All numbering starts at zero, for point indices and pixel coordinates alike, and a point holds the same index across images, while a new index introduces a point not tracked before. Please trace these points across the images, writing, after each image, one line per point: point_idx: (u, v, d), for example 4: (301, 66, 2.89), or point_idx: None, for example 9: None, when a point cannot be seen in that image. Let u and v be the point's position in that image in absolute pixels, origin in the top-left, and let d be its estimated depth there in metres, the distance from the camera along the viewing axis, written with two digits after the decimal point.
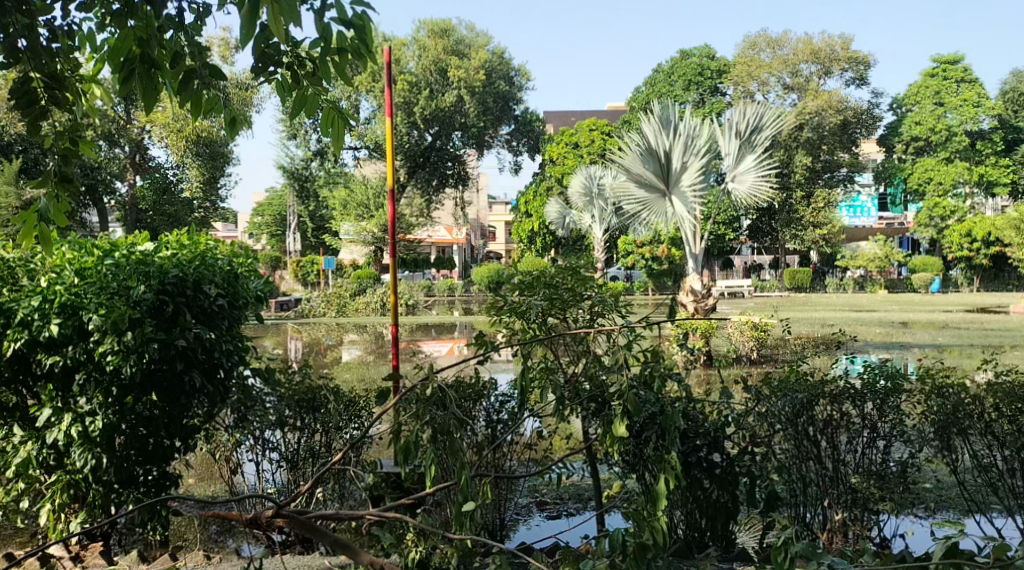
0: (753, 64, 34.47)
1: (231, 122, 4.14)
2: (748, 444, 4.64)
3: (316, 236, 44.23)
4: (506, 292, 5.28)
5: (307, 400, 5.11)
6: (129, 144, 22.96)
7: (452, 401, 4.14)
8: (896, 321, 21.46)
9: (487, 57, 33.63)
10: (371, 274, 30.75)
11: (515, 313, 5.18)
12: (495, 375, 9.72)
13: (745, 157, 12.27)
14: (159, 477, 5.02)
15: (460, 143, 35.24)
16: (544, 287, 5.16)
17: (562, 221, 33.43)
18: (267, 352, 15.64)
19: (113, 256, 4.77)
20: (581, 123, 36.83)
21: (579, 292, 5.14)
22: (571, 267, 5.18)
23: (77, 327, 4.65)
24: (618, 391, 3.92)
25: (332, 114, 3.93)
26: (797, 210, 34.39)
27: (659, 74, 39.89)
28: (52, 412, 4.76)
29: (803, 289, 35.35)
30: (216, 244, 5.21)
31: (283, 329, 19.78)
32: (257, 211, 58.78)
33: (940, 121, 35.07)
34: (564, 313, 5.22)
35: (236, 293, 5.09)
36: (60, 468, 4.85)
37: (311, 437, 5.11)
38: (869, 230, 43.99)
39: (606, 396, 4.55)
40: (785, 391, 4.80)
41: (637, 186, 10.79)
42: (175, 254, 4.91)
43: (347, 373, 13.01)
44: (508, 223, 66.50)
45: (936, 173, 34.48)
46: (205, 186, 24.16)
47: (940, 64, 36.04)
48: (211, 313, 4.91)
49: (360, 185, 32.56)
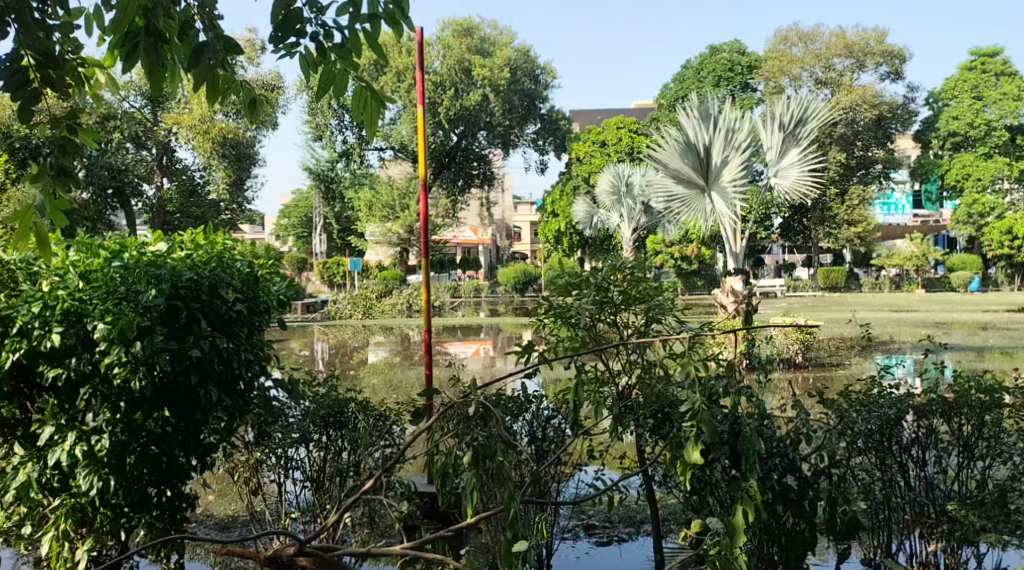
0: (785, 60, 33.70)
1: (249, 102, 3.74)
2: (827, 465, 4.19)
3: (342, 237, 44.00)
4: (551, 294, 4.79)
5: (334, 416, 4.67)
6: (156, 145, 22.61)
7: (498, 420, 3.67)
8: (936, 322, 20.78)
9: (512, 55, 33.20)
10: (397, 276, 30.34)
11: (561, 318, 4.69)
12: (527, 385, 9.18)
13: (789, 150, 11.75)
14: (173, 498, 4.58)
15: (485, 143, 34.79)
16: (594, 287, 4.66)
17: (589, 220, 32.51)
18: (294, 355, 15.25)
19: (122, 256, 4.33)
20: (608, 122, 36.18)
21: (633, 295, 4.64)
22: (623, 269, 4.66)
23: (81, 336, 4.26)
24: (689, 410, 3.45)
25: (365, 95, 3.50)
26: (831, 208, 33.84)
27: (688, 70, 39.33)
28: (55, 430, 4.32)
29: (838, 289, 34.63)
30: (235, 243, 4.74)
31: (309, 332, 19.37)
32: (284, 213, 58.58)
33: (979, 116, 34.32)
34: (615, 318, 4.72)
35: (256, 297, 4.63)
36: (65, 491, 4.41)
37: (338, 454, 4.67)
38: (903, 228, 43.21)
39: (667, 409, 4.09)
40: (869, 406, 4.39)
41: (676, 183, 10.26)
42: (189, 255, 4.47)
43: (374, 376, 12.57)
44: (533, 223, 66.01)
45: (974, 169, 33.73)
46: (232, 188, 23.70)
47: (978, 57, 35.24)
48: (228, 320, 4.46)
49: (385, 186, 32.14)
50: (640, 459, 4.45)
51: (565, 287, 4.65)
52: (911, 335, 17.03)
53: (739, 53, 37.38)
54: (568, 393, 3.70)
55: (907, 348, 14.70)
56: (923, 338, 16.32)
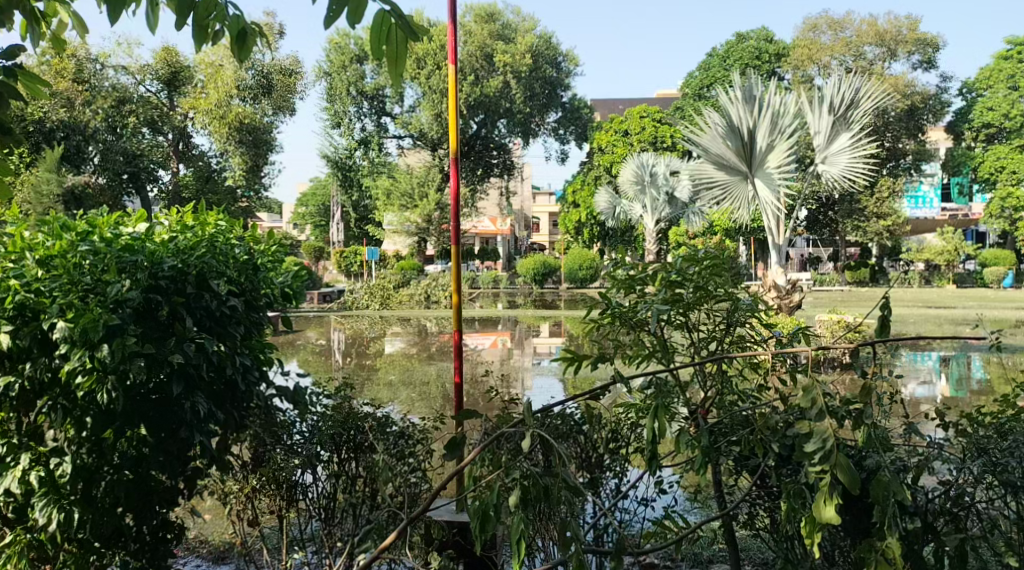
0: (813, 48, 32.64)
1: (238, 37, 3.13)
2: (959, 507, 3.45)
3: (358, 226, 43.26)
4: (610, 291, 3.93)
5: (352, 437, 3.85)
6: (173, 131, 21.70)
7: (557, 457, 2.86)
8: (976, 319, 19.83)
9: (535, 41, 32.34)
10: (414, 266, 29.54)
11: (624, 320, 3.88)
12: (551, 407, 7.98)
13: (839, 135, 10.95)
14: (156, 531, 3.81)
15: (506, 131, 33.84)
16: (664, 284, 3.80)
17: (611, 210, 31.08)
18: (309, 346, 14.55)
19: (92, 238, 3.56)
20: (632, 110, 35.19)
21: (709, 292, 3.78)
22: (697, 267, 3.77)
23: (38, 337, 3.50)
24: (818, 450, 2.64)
25: (388, 24, 2.91)
26: (859, 201, 32.85)
27: (713, 58, 38.37)
28: (7, 450, 3.59)
29: (866, 284, 33.68)
30: (230, 225, 3.93)
31: (326, 322, 18.67)
32: (303, 202, 57.84)
33: (1015, 107, 33.07)
34: (689, 317, 3.88)
35: (254, 291, 3.85)
36: (20, 524, 3.65)
37: (352, 484, 3.85)
38: (932, 222, 42.14)
39: (765, 437, 3.28)
40: (1014, 435, 3.62)
41: (716, 169, 9.48)
42: (174, 238, 3.70)
43: (393, 370, 11.79)
44: (552, 214, 64.97)
45: (1008, 162, 32.64)
46: (249, 174, 22.45)
47: (1015, 47, 33.87)
48: (221, 318, 3.70)
49: (404, 174, 31.14)
50: (721, 497, 3.63)
51: (627, 282, 3.79)
52: (947, 329, 15.99)
53: (766, 40, 36.57)
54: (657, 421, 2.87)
55: (945, 347, 13.79)
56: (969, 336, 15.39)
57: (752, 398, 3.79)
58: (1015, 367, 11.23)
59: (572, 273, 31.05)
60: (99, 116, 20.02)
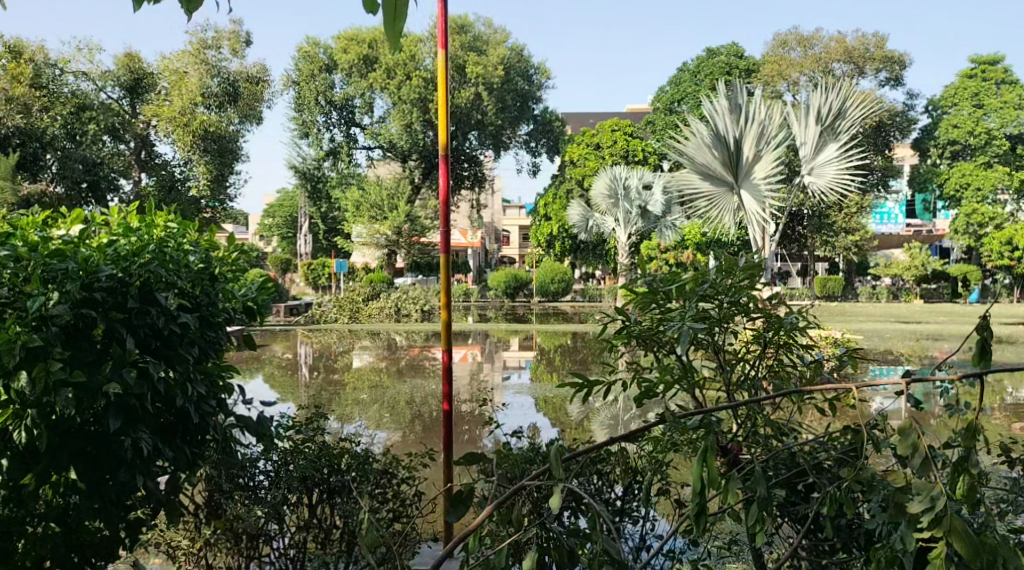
0: (783, 63, 32.30)
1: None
2: None
3: (327, 237, 42.45)
4: (629, 308, 3.39)
5: (326, 480, 3.30)
6: (135, 139, 20.52)
7: (589, 515, 2.31)
8: (946, 333, 19.38)
9: (506, 53, 31.90)
10: (384, 279, 28.75)
11: (646, 339, 3.34)
12: (534, 424, 7.67)
13: (827, 146, 10.56)
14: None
15: (476, 143, 33.30)
16: (694, 296, 3.25)
17: (584, 224, 30.42)
18: (276, 359, 13.92)
19: (13, 243, 2.96)
20: (603, 123, 34.77)
21: (740, 307, 3.27)
22: (734, 278, 3.22)
23: None
24: (928, 505, 2.11)
25: None
26: (828, 216, 32.47)
27: (683, 73, 38.03)
28: None
29: (835, 299, 33.41)
30: (186, 227, 3.34)
31: (291, 336, 17.94)
32: (269, 213, 56.75)
33: (979, 124, 33.15)
34: (719, 335, 3.36)
35: (211, 305, 3.26)
36: None
37: (327, 536, 3.29)
38: (898, 238, 42.03)
39: (822, 481, 2.76)
40: None
41: (702, 179, 9.62)
42: (115, 240, 3.10)
43: (362, 384, 11.18)
44: (522, 228, 64.39)
45: (973, 178, 32.51)
46: (214, 184, 21.51)
47: (978, 65, 34.04)
48: (169, 338, 3.12)
49: (373, 185, 30.37)
50: (764, 551, 3.09)
51: (648, 297, 3.25)
52: (919, 343, 15.63)
53: (736, 56, 36.41)
54: (709, 469, 2.33)
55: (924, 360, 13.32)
56: (943, 350, 14.93)
57: (795, 432, 3.28)
58: (997, 385, 10.77)
59: (543, 287, 30.50)
60: (58, 123, 18.77)
